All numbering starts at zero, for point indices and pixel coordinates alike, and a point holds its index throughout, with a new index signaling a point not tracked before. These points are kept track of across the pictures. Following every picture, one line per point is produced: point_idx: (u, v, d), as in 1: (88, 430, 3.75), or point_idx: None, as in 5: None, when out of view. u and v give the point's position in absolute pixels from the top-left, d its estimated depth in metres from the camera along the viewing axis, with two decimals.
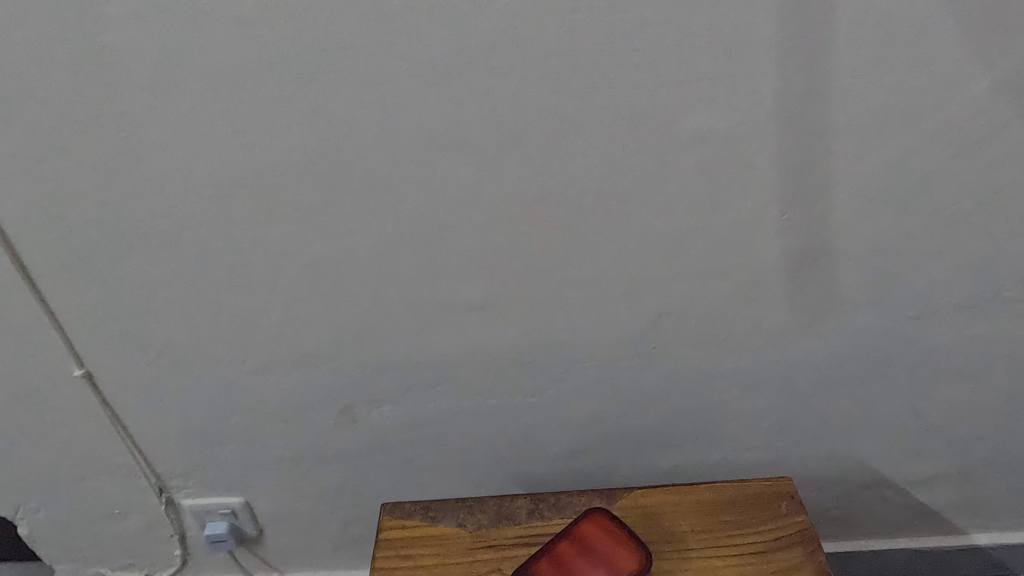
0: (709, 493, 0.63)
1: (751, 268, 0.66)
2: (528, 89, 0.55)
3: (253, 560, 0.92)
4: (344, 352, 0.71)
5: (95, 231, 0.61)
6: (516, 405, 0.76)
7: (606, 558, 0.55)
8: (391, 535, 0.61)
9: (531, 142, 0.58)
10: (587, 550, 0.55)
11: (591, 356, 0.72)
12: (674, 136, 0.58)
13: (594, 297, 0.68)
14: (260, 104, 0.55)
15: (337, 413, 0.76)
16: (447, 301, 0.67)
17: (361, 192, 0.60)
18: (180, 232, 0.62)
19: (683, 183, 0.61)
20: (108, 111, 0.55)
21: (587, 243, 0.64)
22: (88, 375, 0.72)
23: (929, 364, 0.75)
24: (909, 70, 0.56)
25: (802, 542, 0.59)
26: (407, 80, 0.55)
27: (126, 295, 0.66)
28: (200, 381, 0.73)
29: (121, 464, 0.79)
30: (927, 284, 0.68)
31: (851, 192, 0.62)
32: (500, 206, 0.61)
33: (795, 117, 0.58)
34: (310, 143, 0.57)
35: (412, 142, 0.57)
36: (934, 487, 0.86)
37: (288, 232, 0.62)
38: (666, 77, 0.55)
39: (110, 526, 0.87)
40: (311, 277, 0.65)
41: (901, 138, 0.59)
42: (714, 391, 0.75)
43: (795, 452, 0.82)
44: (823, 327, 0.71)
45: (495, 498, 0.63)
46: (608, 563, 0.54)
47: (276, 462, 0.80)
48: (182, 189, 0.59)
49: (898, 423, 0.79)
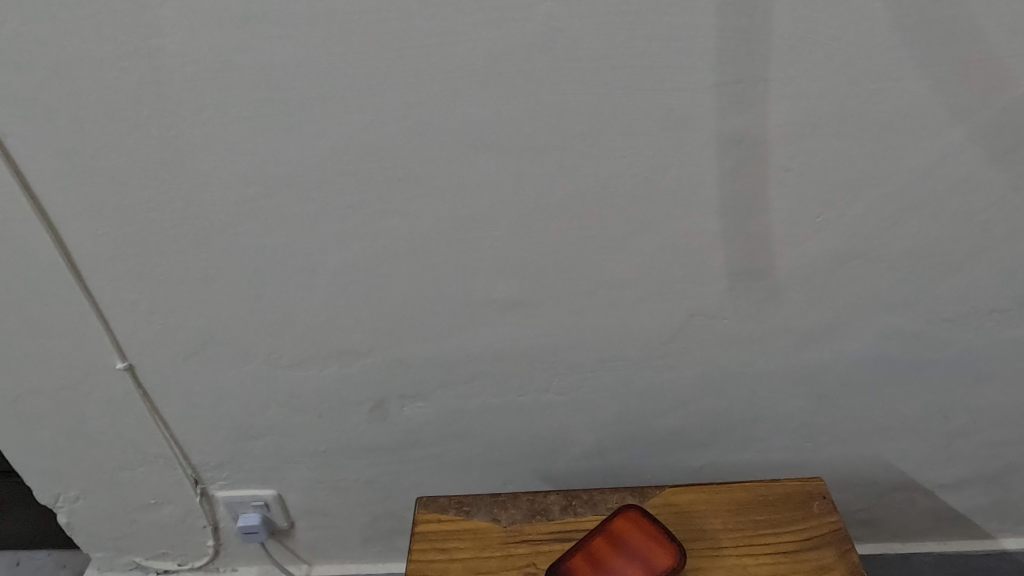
0: (741, 492, 0.63)
1: (784, 270, 0.67)
2: (568, 91, 0.56)
3: (283, 552, 0.94)
4: (378, 348, 0.72)
5: (142, 227, 0.63)
6: (547, 403, 0.77)
7: (640, 555, 0.56)
8: (427, 528, 0.62)
9: (569, 143, 0.59)
10: (620, 545, 0.56)
11: (622, 355, 0.73)
12: (712, 137, 0.59)
13: (627, 297, 0.68)
14: (304, 104, 0.56)
15: (371, 409, 0.77)
16: (481, 300, 0.68)
17: (401, 192, 0.61)
18: (224, 230, 0.63)
19: (718, 184, 0.61)
20: (157, 111, 0.57)
21: (622, 243, 0.64)
22: (130, 368, 0.74)
23: (961, 368, 0.74)
24: (950, 71, 0.56)
25: (835, 542, 0.59)
26: (449, 82, 0.55)
27: (169, 291, 0.67)
28: (237, 375, 0.74)
29: (159, 455, 0.81)
30: (961, 287, 0.68)
31: (887, 194, 0.62)
32: (536, 206, 0.62)
33: (832, 120, 0.58)
34: (352, 142, 0.58)
35: (452, 143, 0.58)
36: (963, 491, 0.86)
37: (328, 230, 0.63)
38: (705, 79, 0.56)
39: (145, 516, 0.89)
40: (349, 275, 0.66)
41: (939, 140, 0.59)
42: (743, 391, 0.76)
43: (823, 453, 0.82)
44: (855, 328, 0.71)
45: (528, 494, 0.65)
46: (642, 559, 0.55)
47: (309, 456, 0.82)
48: (226, 188, 0.61)
49: (928, 425, 0.79)
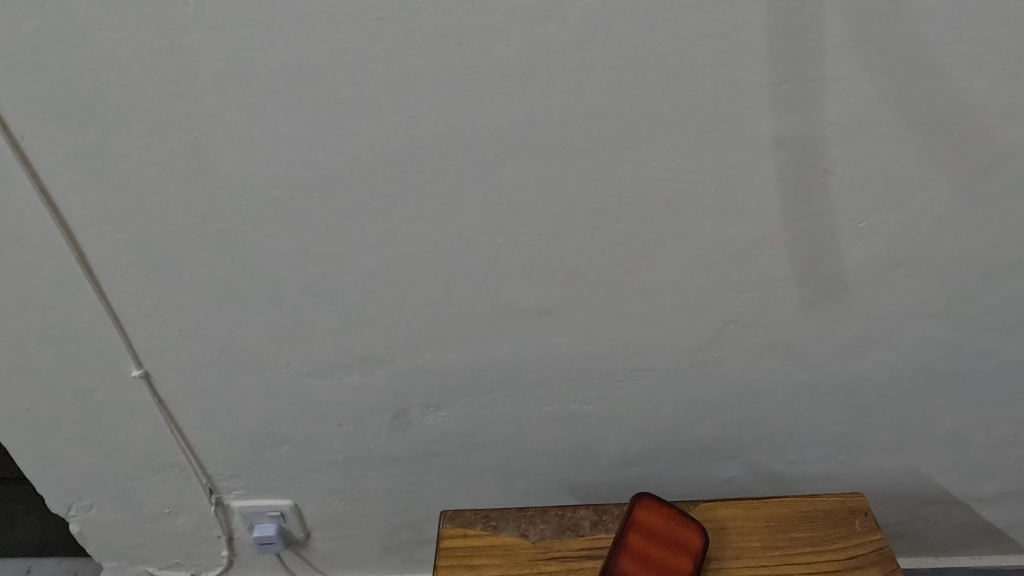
0: (778, 507, 0.61)
1: (824, 278, 0.64)
2: (604, 92, 0.54)
3: (298, 563, 0.92)
4: (401, 356, 0.70)
5: (161, 232, 0.61)
6: (573, 413, 0.74)
7: (674, 539, 0.56)
8: (452, 543, 0.60)
9: (605, 146, 0.57)
10: (653, 536, 0.56)
11: (653, 365, 0.70)
12: (753, 140, 0.56)
13: (659, 305, 0.66)
14: (332, 107, 0.54)
15: (392, 418, 0.75)
16: (508, 307, 0.66)
17: (429, 196, 0.59)
18: (245, 235, 0.61)
19: (757, 189, 0.59)
20: (179, 112, 0.55)
21: (656, 249, 0.62)
22: (146, 376, 0.72)
23: (1005, 379, 0.72)
24: (1007, 70, 0.53)
25: (879, 562, 0.57)
26: (481, 82, 0.53)
27: (188, 298, 0.66)
28: (257, 383, 0.72)
29: (174, 464, 0.80)
30: (1006, 296, 0.66)
31: (933, 200, 0.60)
32: (568, 210, 0.60)
33: (880, 122, 0.56)
34: (379, 146, 0.56)
35: (483, 145, 0.56)
36: (1000, 505, 0.83)
37: (352, 236, 0.61)
38: (748, 80, 0.54)
39: (159, 525, 0.87)
40: (374, 281, 0.65)
41: (990, 144, 0.57)
42: (776, 402, 0.73)
43: (856, 466, 0.79)
44: (894, 339, 0.69)
45: (557, 509, 0.62)
46: (677, 544, 0.55)
47: (327, 466, 0.80)
48: (249, 192, 0.59)
49: (967, 438, 0.77)
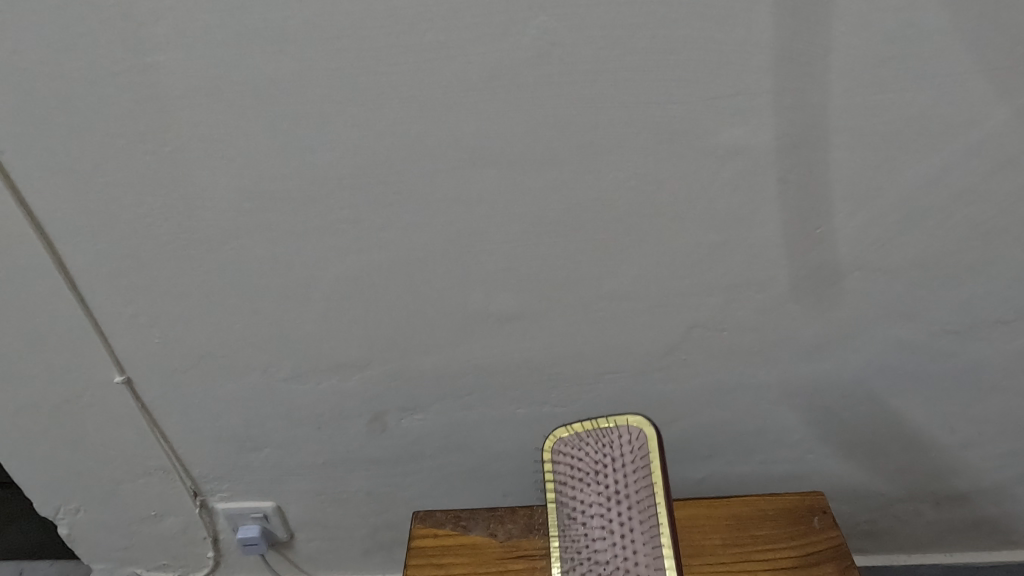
0: (741, 506, 0.63)
1: (785, 282, 0.66)
2: (563, 104, 0.56)
3: (283, 564, 0.94)
4: (377, 361, 0.72)
5: (138, 241, 0.63)
6: (547, 415, 0.76)
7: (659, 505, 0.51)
8: (423, 543, 0.62)
9: (567, 157, 0.58)
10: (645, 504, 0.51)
11: (622, 368, 0.72)
12: (709, 150, 0.58)
13: (627, 309, 0.68)
14: (301, 120, 0.56)
15: (370, 421, 0.77)
16: (479, 312, 0.68)
17: (398, 206, 0.61)
18: (221, 245, 0.63)
19: (716, 197, 0.61)
20: (152, 127, 0.57)
21: (620, 256, 0.64)
22: (129, 381, 0.74)
23: (967, 379, 0.74)
24: (953, 81, 0.55)
25: (836, 558, 0.58)
26: (444, 96, 0.55)
27: (167, 306, 0.67)
28: (237, 388, 0.74)
29: (158, 468, 0.81)
30: (964, 298, 0.68)
31: (888, 206, 0.61)
32: (534, 219, 0.62)
33: (832, 131, 0.57)
34: (348, 158, 0.58)
35: (449, 157, 0.58)
36: (969, 503, 0.85)
37: (325, 245, 0.63)
38: (702, 92, 0.55)
39: (145, 528, 0.89)
40: (348, 289, 0.66)
41: (940, 152, 0.59)
42: (744, 403, 0.75)
43: (826, 465, 0.81)
44: (856, 341, 0.70)
45: (525, 509, 0.64)
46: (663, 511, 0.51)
47: (309, 468, 0.82)
48: (222, 203, 0.61)
49: (933, 437, 0.79)
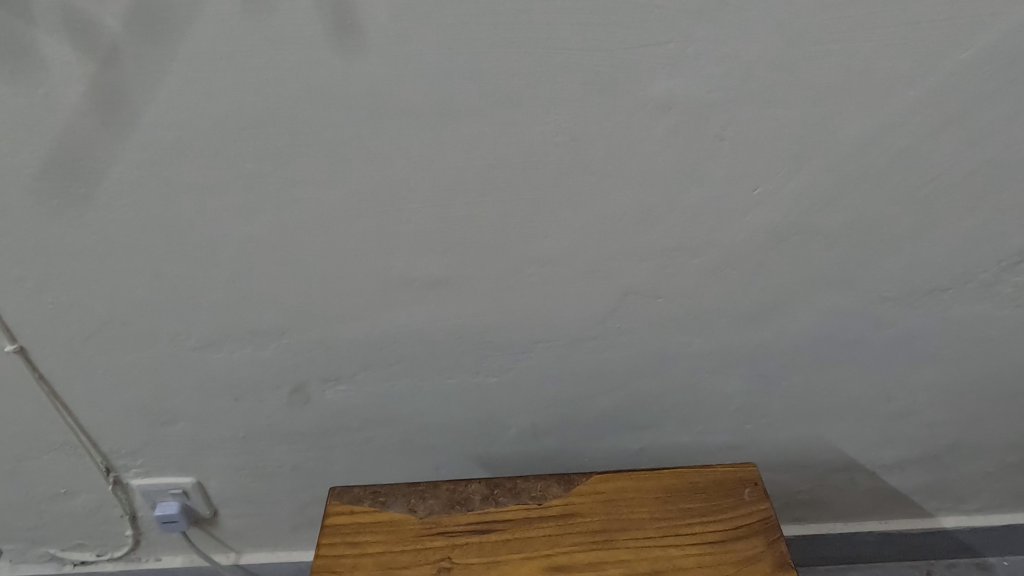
0: (672, 479, 0.64)
1: (720, 247, 0.64)
2: (483, 49, 0.52)
3: (208, 540, 0.90)
4: (295, 327, 0.68)
5: (21, 195, 0.57)
6: (477, 385, 0.73)
7: None
8: (338, 519, 0.61)
9: (489, 108, 0.55)
10: None
11: (554, 336, 0.69)
12: (640, 102, 0.55)
13: (557, 274, 0.65)
14: (195, 60, 0.51)
15: (290, 392, 0.73)
16: (402, 278, 0.64)
17: (309, 159, 0.57)
18: (115, 200, 0.58)
19: (646, 154, 0.58)
20: (23, 64, 0.51)
21: (550, 217, 0.61)
22: (22, 351, 0.68)
23: (904, 348, 0.73)
24: (893, 34, 0.52)
25: (764, 531, 0.60)
26: (352, 39, 0.51)
27: (59, 268, 0.62)
28: (143, 357, 0.69)
29: (63, 443, 0.76)
30: (903, 265, 0.66)
31: (826, 166, 0.59)
32: (455, 176, 0.58)
33: (768, 86, 0.54)
34: (249, 104, 0.54)
35: (361, 106, 0.54)
36: (904, 471, 0.85)
37: (231, 201, 0.59)
38: (630, 39, 0.52)
39: (55, 507, 0.83)
40: (258, 251, 0.62)
41: (880, 110, 0.56)
42: (681, 372, 0.73)
43: (763, 436, 0.80)
44: (793, 308, 0.69)
45: (448, 483, 0.64)
46: None
47: (228, 443, 0.78)
48: (113, 153, 0.56)
49: (869, 406, 0.78)
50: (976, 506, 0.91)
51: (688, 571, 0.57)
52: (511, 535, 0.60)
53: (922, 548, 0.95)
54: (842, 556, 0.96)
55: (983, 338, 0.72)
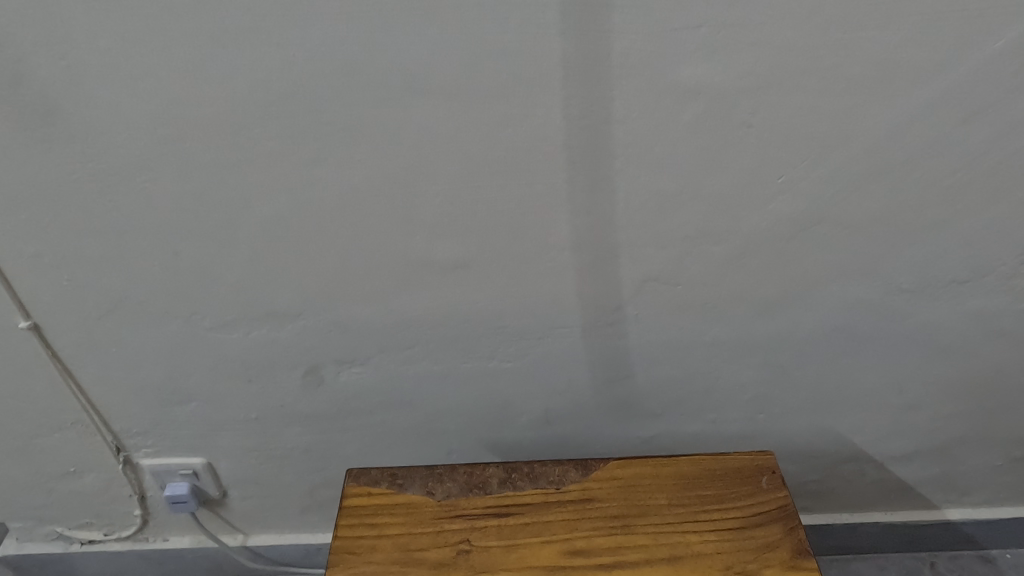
0: (688, 465, 0.64)
1: (743, 235, 0.63)
2: (512, 31, 0.51)
3: (216, 522, 0.90)
4: (311, 309, 0.67)
5: (40, 169, 0.57)
6: (491, 370, 0.73)
7: None
8: (356, 501, 0.61)
9: (517, 89, 0.54)
10: None
11: (572, 322, 0.69)
12: (668, 88, 0.55)
13: (579, 260, 0.64)
14: (221, 35, 0.51)
15: (305, 374, 0.73)
16: (422, 261, 0.64)
17: (332, 139, 0.56)
18: (134, 175, 0.58)
19: (672, 139, 0.57)
20: (44, 36, 0.50)
21: (573, 203, 0.61)
22: (36, 328, 0.67)
23: (919, 341, 0.73)
24: (926, 22, 0.52)
25: (781, 519, 0.60)
26: (380, 16, 0.50)
27: (76, 244, 0.62)
28: (158, 336, 0.69)
29: (74, 422, 0.76)
30: (923, 257, 0.66)
31: (851, 155, 0.59)
32: (479, 160, 0.58)
33: (797, 72, 0.54)
34: (273, 81, 0.53)
35: (387, 86, 0.54)
36: (912, 463, 0.86)
37: (253, 181, 0.58)
38: (661, 22, 0.51)
39: (64, 485, 0.83)
40: (277, 231, 0.62)
41: (909, 100, 0.56)
42: (696, 360, 0.73)
43: (775, 426, 0.80)
44: (812, 298, 0.69)
45: (466, 467, 0.64)
46: None
47: (240, 424, 0.77)
48: (134, 128, 0.55)
49: (881, 398, 0.78)
50: (981, 499, 0.92)
51: (707, 557, 0.57)
52: (529, 519, 0.60)
53: (926, 540, 0.96)
54: (846, 547, 0.97)
55: (997, 331, 0.72)
